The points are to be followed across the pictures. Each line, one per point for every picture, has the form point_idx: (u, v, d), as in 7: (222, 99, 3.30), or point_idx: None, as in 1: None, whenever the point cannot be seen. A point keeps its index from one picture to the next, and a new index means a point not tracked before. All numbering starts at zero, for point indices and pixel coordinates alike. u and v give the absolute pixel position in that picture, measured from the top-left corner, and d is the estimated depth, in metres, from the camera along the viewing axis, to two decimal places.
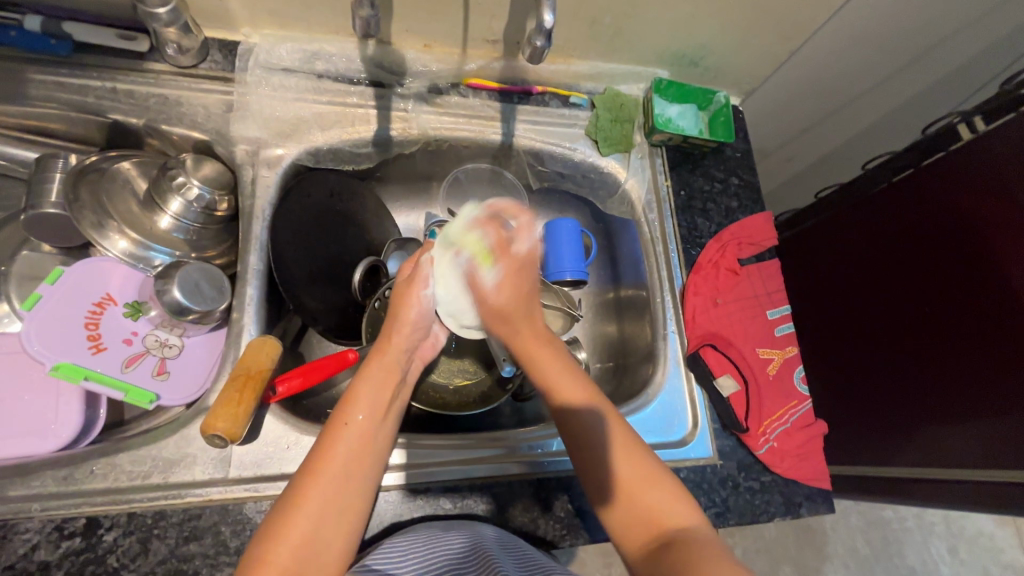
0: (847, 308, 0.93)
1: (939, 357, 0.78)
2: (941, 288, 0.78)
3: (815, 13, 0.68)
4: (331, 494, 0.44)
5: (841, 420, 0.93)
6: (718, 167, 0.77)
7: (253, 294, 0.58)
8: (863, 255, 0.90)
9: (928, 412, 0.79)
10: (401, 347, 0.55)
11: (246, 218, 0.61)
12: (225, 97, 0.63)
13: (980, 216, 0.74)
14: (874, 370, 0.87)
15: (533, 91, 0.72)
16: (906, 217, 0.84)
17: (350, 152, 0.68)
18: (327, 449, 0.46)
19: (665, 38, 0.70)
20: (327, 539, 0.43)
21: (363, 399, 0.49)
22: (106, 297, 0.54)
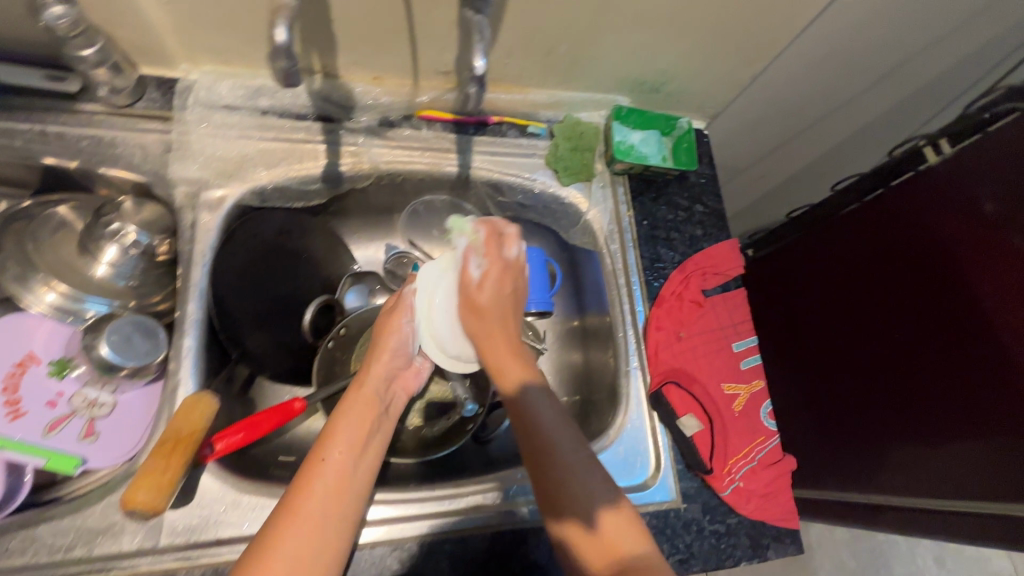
0: (818, 328, 0.91)
1: (913, 381, 0.76)
2: (910, 304, 0.77)
3: (774, 38, 0.67)
4: (314, 522, 0.43)
5: (809, 444, 0.90)
6: (682, 194, 0.75)
7: (191, 345, 0.55)
8: (835, 276, 0.89)
9: (897, 430, 0.78)
10: (382, 374, 0.56)
11: (184, 263, 0.58)
12: (163, 136, 0.60)
13: (947, 234, 0.73)
14: (845, 389, 0.86)
15: (489, 121, 0.70)
16: (875, 235, 0.83)
17: (298, 189, 0.66)
18: (305, 477, 0.45)
19: (624, 66, 0.68)
20: (308, 568, 0.41)
21: (343, 429, 0.49)
22: (28, 357, 0.53)
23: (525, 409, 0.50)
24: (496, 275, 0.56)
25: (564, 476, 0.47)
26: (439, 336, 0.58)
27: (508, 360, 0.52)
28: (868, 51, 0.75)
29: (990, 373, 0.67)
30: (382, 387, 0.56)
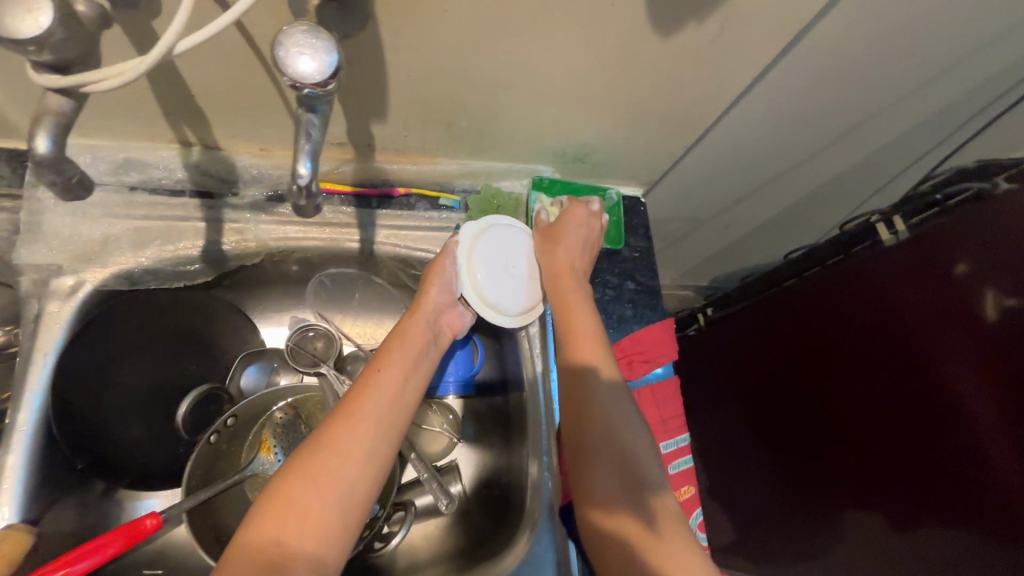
0: (775, 398, 0.82)
1: (882, 462, 0.66)
2: (861, 379, 0.69)
3: (702, 109, 0.61)
4: (359, 439, 0.47)
5: (787, 519, 0.81)
6: (611, 270, 0.69)
7: (16, 465, 0.49)
8: (788, 347, 0.80)
9: (864, 514, 0.69)
10: (432, 309, 0.59)
11: (20, 365, 0.51)
12: (12, 216, 0.54)
13: (896, 303, 0.65)
14: (807, 467, 0.77)
15: (395, 193, 0.65)
16: (823, 302, 0.74)
17: (173, 270, 0.59)
18: (362, 395, 0.49)
19: (539, 137, 0.62)
20: (352, 488, 0.45)
21: (395, 360, 0.53)
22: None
23: (586, 383, 0.56)
24: (569, 242, 0.63)
25: (619, 429, 0.53)
26: (481, 283, 0.61)
27: (586, 325, 0.58)
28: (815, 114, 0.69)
29: (953, 458, 0.59)
30: (431, 317, 0.59)
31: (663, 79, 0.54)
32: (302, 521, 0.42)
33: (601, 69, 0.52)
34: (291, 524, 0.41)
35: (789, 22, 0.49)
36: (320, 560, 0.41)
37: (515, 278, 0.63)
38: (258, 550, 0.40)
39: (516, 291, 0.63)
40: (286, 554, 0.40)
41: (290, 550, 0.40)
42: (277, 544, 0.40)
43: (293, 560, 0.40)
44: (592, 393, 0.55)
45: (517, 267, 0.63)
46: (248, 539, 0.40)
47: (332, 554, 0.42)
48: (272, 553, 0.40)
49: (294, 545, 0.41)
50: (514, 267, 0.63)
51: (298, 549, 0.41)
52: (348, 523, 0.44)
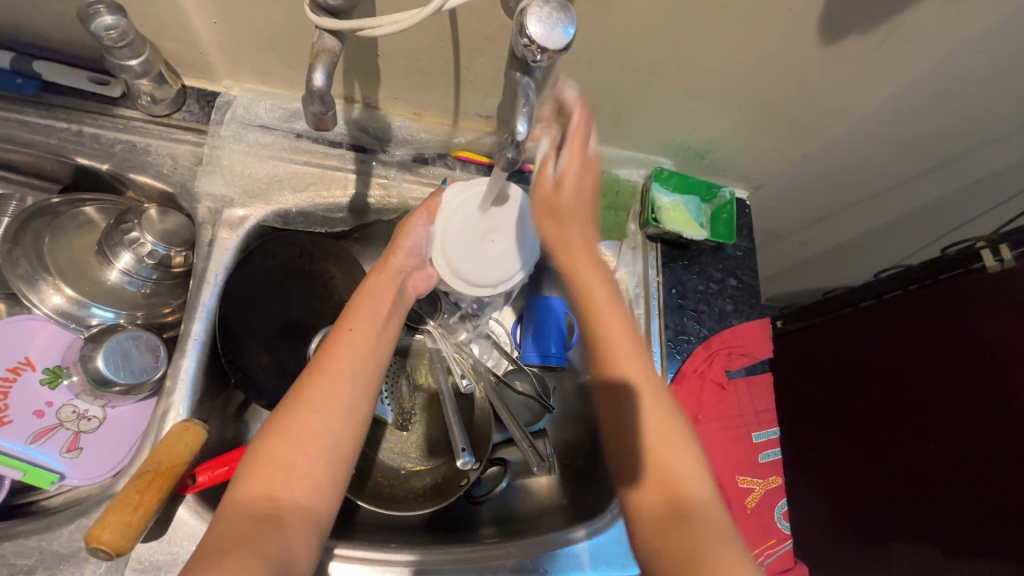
0: (847, 411, 0.82)
1: (934, 473, 0.69)
2: (941, 400, 0.69)
3: (831, 122, 0.63)
4: (338, 392, 0.46)
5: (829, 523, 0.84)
6: (716, 265, 0.71)
7: (189, 366, 0.54)
8: (856, 363, 0.82)
9: (911, 528, 0.72)
10: (399, 267, 0.57)
11: (196, 279, 0.57)
12: (196, 148, 0.60)
13: (990, 333, 0.65)
14: (867, 482, 0.78)
15: (524, 169, 0.69)
16: (919, 323, 0.74)
17: (322, 216, 0.64)
18: (336, 350, 0.48)
19: (670, 130, 0.65)
20: (337, 442, 0.44)
21: (363, 309, 0.52)
22: (22, 361, 0.52)
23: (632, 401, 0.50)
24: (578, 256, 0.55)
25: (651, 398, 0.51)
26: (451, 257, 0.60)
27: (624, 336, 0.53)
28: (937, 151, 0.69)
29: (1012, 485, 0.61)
30: (400, 275, 0.57)
31: (806, 86, 0.57)
32: (290, 475, 0.42)
33: (752, 70, 0.55)
34: (277, 478, 0.42)
35: (940, 45, 0.52)
36: (313, 510, 0.42)
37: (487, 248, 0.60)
38: (247, 504, 0.40)
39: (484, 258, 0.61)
40: (277, 507, 0.41)
41: (279, 500, 0.41)
42: (267, 496, 0.41)
43: (285, 512, 0.41)
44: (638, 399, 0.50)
45: (496, 244, 0.60)
46: (238, 490, 0.41)
47: (322, 506, 0.43)
48: (260, 506, 0.40)
49: (280, 499, 0.41)
50: (491, 242, 0.60)
51: (287, 501, 0.41)
52: (336, 470, 0.44)
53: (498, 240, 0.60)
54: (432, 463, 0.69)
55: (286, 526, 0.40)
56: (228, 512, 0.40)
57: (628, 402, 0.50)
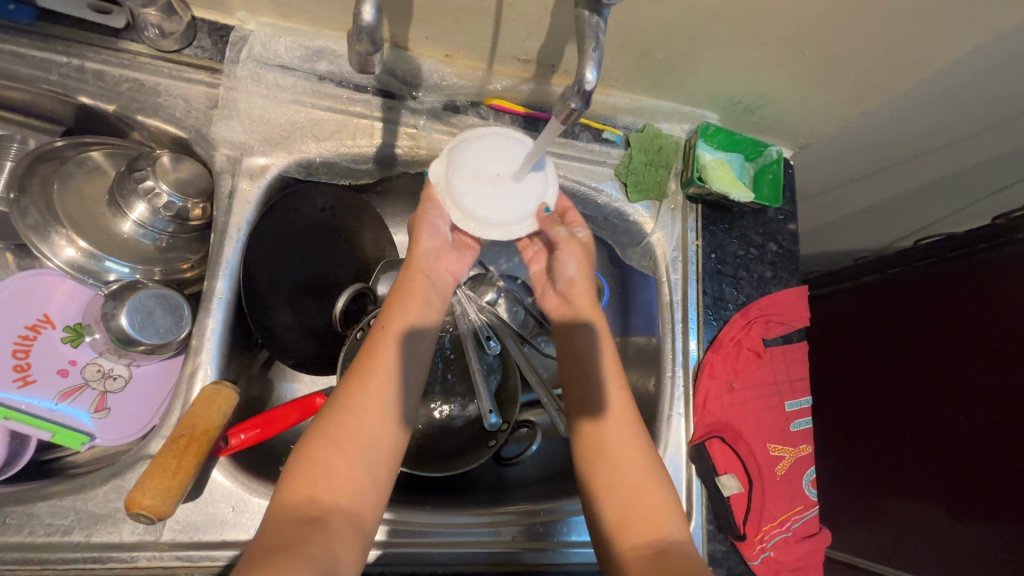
0: (863, 400, 0.83)
1: (953, 458, 0.69)
2: (957, 385, 0.70)
3: (900, 77, 0.58)
4: (376, 395, 0.45)
5: (843, 507, 0.84)
6: (757, 229, 0.68)
7: (216, 326, 0.51)
8: (883, 338, 0.81)
9: (927, 511, 0.72)
10: (426, 259, 0.53)
11: (217, 234, 0.53)
12: (210, 89, 0.55)
13: (1006, 314, 0.66)
14: (883, 466, 0.79)
15: None
16: (942, 304, 0.73)
17: (347, 167, 0.60)
18: (372, 352, 0.47)
19: (722, 81, 0.60)
20: (378, 446, 0.44)
21: (399, 309, 0.50)
22: (42, 319, 0.50)
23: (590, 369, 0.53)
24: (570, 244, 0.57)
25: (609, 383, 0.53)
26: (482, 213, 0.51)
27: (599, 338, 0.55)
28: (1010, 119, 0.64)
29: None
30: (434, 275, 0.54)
31: (883, 35, 0.52)
32: (334, 480, 0.41)
33: (828, 14, 0.50)
34: (322, 484, 0.41)
35: None
36: (358, 516, 0.41)
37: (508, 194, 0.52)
38: (291, 509, 0.39)
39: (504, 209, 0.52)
40: (323, 510, 0.40)
41: (324, 504, 0.40)
42: (312, 501, 0.40)
43: (329, 514, 0.40)
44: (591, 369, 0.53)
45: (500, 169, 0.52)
46: (282, 498, 0.40)
47: (366, 509, 0.42)
48: (307, 510, 0.39)
49: (324, 501, 0.40)
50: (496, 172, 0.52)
51: (332, 504, 0.40)
52: (378, 474, 0.43)
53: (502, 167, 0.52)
54: (461, 425, 0.67)
55: (333, 528, 0.39)
56: (275, 518, 0.39)
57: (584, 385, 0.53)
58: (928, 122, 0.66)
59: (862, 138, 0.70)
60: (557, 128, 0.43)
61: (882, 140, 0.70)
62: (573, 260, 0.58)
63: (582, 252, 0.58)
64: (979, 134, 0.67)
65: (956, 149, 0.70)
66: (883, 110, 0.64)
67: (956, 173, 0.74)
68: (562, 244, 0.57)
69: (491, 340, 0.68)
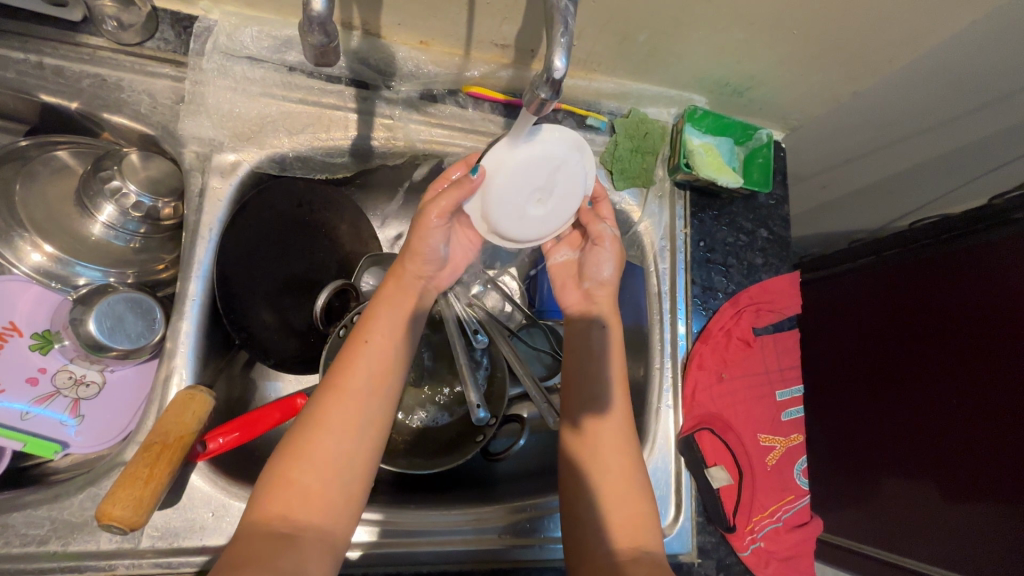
0: (856, 386, 0.82)
1: (945, 445, 0.69)
2: (954, 371, 0.69)
3: (893, 56, 0.56)
4: (353, 411, 0.44)
5: (829, 489, 0.84)
6: (747, 215, 0.66)
7: (190, 329, 0.50)
8: (878, 322, 0.80)
9: (918, 496, 0.72)
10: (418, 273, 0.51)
11: (188, 234, 0.52)
12: (176, 84, 0.53)
13: (1008, 301, 0.64)
14: (873, 450, 0.78)
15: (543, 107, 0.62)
16: (939, 287, 0.72)
17: (322, 161, 0.58)
18: (349, 366, 0.46)
19: (708, 63, 0.58)
20: (352, 463, 0.43)
21: (381, 320, 0.48)
22: (8, 327, 0.49)
23: (587, 368, 0.52)
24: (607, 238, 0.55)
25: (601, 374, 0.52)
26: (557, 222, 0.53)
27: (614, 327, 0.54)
28: (1007, 95, 0.62)
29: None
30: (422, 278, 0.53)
31: (875, 12, 0.50)
32: (306, 497, 0.41)
33: None
34: (293, 500, 0.40)
35: None
36: (330, 532, 0.41)
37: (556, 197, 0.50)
38: (261, 525, 0.39)
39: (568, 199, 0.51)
40: (294, 527, 0.39)
41: (294, 521, 0.40)
42: (281, 517, 0.39)
43: (299, 530, 0.39)
44: (591, 368, 0.52)
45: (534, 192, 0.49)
46: (252, 512, 0.40)
47: (337, 526, 0.41)
48: (276, 527, 0.39)
49: (294, 517, 0.40)
50: (536, 199, 0.50)
51: (303, 521, 0.40)
52: (352, 490, 0.43)
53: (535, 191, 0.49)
54: (449, 421, 0.66)
55: (302, 545, 0.39)
56: (244, 534, 0.39)
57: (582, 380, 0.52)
58: (923, 101, 0.63)
59: (855, 118, 0.68)
60: (531, 116, 0.41)
61: (875, 120, 0.68)
62: (610, 258, 0.55)
63: (619, 251, 0.55)
64: (974, 111, 0.65)
65: (953, 128, 0.68)
66: (875, 90, 0.62)
67: (951, 153, 0.72)
68: (602, 241, 0.55)
69: (479, 334, 0.66)
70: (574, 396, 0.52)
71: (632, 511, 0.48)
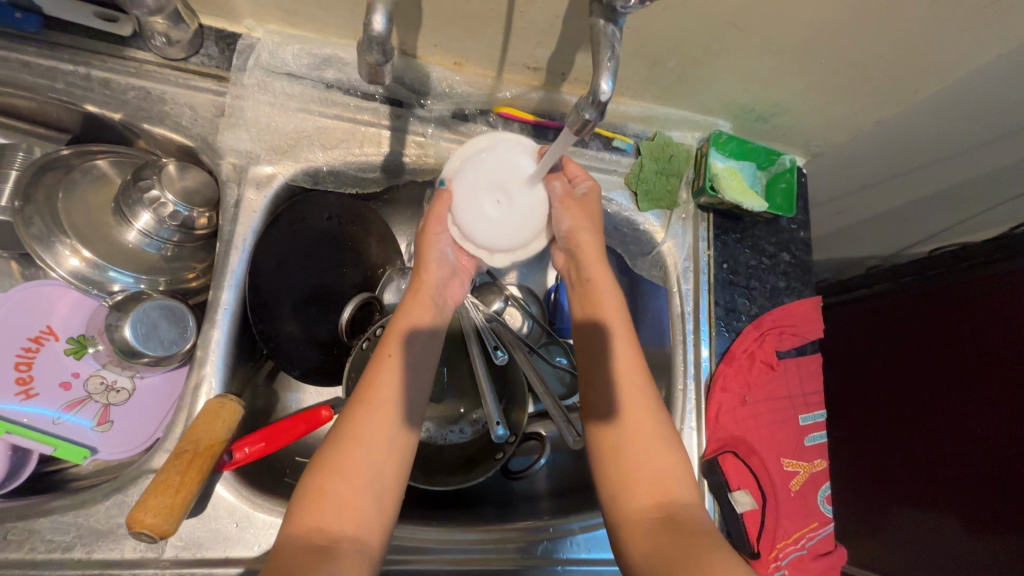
0: (874, 414, 0.81)
1: (962, 468, 0.68)
2: (967, 392, 0.69)
3: (917, 86, 0.57)
4: (382, 424, 0.45)
5: (851, 521, 0.83)
6: (769, 239, 0.67)
7: (220, 337, 0.51)
8: (896, 347, 0.80)
9: (939, 526, 0.70)
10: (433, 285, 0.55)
11: (223, 244, 0.52)
12: (217, 98, 0.54)
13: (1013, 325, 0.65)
14: (891, 480, 0.77)
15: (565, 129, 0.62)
16: (955, 314, 0.72)
17: (354, 175, 0.59)
18: (374, 380, 0.47)
19: (735, 89, 0.59)
20: (383, 476, 0.44)
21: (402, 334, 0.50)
22: (45, 330, 0.50)
23: (602, 376, 0.52)
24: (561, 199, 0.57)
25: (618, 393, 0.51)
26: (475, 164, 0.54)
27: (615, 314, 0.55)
28: None
29: None
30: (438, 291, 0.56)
31: (903, 44, 0.51)
32: (340, 509, 0.41)
33: (848, 21, 0.49)
34: (327, 511, 0.41)
35: None
36: (366, 542, 0.41)
37: (481, 190, 0.54)
38: (300, 537, 0.39)
39: (473, 180, 0.54)
40: (330, 538, 0.40)
41: (330, 533, 0.40)
42: (318, 530, 0.40)
43: (336, 542, 0.40)
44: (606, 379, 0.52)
45: (496, 203, 0.54)
46: (289, 527, 0.40)
47: (374, 536, 0.42)
48: (313, 539, 0.39)
49: (331, 529, 0.40)
50: (499, 199, 0.54)
51: (338, 532, 0.40)
52: (382, 503, 0.43)
53: (499, 204, 0.54)
54: (469, 438, 0.66)
55: (340, 557, 0.39)
56: (284, 546, 0.39)
57: (603, 394, 0.52)
58: (945, 131, 0.64)
59: (877, 147, 0.69)
60: (572, 137, 0.42)
61: (896, 148, 0.69)
62: (581, 215, 0.56)
63: (586, 207, 0.56)
64: (996, 142, 0.65)
65: (974, 157, 0.68)
66: (898, 120, 0.63)
67: (973, 182, 0.72)
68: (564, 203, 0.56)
69: (498, 349, 0.66)
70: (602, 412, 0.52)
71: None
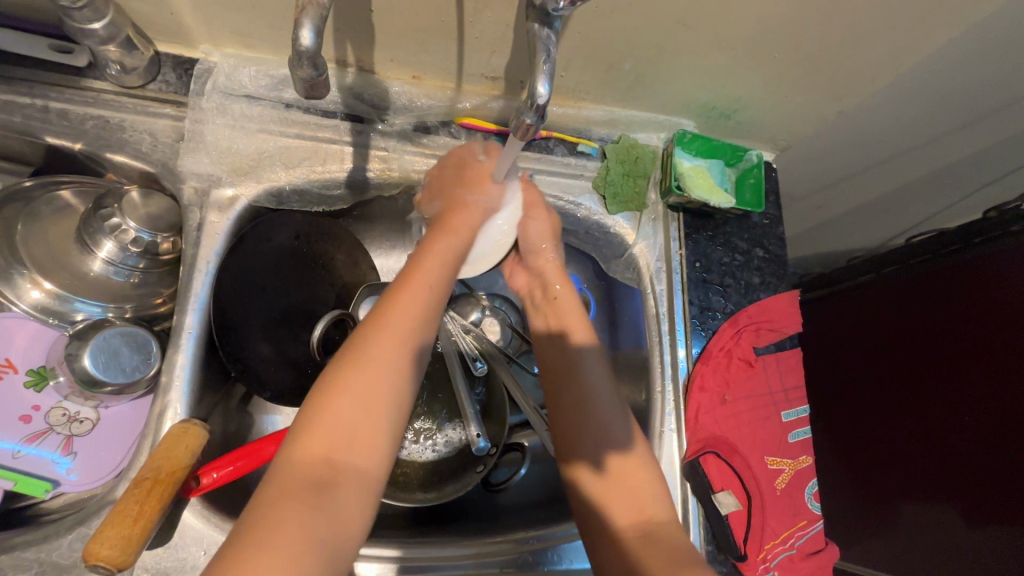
0: (860, 404, 0.80)
1: (955, 448, 0.67)
2: (944, 371, 0.69)
3: (874, 75, 0.57)
4: (405, 347, 0.42)
5: (848, 517, 0.81)
6: (741, 235, 0.66)
7: (184, 362, 0.50)
8: (875, 334, 0.79)
9: (940, 519, 0.69)
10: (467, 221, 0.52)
11: (186, 268, 0.52)
12: (176, 123, 0.54)
13: (984, 302, 0.66)
14: (885, 473, 0.76)
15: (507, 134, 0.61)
16: (933, 298, 0.71)
17: (319, 193, 0.59)
18: (402, 300, 0.43)
19: (694, 87, 0.59)
20: (401, 395, 0.41)
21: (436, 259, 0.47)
22: (4, 364, 0.49)
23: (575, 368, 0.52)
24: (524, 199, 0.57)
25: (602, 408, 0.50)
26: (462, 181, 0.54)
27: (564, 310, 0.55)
28: (991, 112, 0.63)
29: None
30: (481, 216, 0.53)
31: (853, 34, 0.51)
32: (351, 437, 0.39)
33: (795, 15, 0.49)
34: (336, 439, 0.38)
35: None
36: (373, 473, 0.39)
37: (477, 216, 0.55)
38: (306, 464, 0.37)
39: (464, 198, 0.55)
40: (337, 469, 0.38)
41: (337, 463, 0.38)
42: (324, 457, 0.38)
43: (342, 474, 0.38)
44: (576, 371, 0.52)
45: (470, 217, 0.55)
46: (292, 453, 0.38)
47: (381, 467, 0.40)
48: (318, 468, 0.37)
49: (339, 457, 0.38)
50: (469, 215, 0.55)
51: (345, 462, 0.38)
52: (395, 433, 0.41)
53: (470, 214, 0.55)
54: (449, 452, 0.64)
55: (342, 489, 0.37)
56: (285, 471, 0.37)
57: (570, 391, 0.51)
58: (909, 118, 0.64)
59: (844, 138, 0.69)
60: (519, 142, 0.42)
61: (862, 139, 0.69)
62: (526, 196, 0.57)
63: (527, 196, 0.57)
64: (962, 127, 0.66)
65: (941, 143, 0.68)
66: (860, 111, 0.63)
67: (943, 169, 0.72)
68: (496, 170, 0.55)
69: (478, 361, 0.66)
70: (585, 427, 0.50)
71: (638, 516, 0.47)
